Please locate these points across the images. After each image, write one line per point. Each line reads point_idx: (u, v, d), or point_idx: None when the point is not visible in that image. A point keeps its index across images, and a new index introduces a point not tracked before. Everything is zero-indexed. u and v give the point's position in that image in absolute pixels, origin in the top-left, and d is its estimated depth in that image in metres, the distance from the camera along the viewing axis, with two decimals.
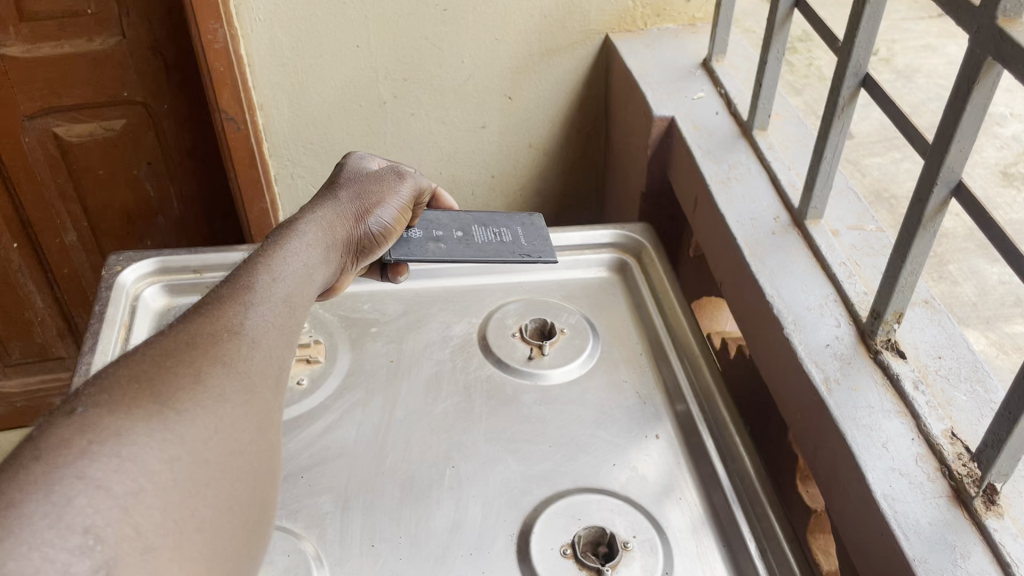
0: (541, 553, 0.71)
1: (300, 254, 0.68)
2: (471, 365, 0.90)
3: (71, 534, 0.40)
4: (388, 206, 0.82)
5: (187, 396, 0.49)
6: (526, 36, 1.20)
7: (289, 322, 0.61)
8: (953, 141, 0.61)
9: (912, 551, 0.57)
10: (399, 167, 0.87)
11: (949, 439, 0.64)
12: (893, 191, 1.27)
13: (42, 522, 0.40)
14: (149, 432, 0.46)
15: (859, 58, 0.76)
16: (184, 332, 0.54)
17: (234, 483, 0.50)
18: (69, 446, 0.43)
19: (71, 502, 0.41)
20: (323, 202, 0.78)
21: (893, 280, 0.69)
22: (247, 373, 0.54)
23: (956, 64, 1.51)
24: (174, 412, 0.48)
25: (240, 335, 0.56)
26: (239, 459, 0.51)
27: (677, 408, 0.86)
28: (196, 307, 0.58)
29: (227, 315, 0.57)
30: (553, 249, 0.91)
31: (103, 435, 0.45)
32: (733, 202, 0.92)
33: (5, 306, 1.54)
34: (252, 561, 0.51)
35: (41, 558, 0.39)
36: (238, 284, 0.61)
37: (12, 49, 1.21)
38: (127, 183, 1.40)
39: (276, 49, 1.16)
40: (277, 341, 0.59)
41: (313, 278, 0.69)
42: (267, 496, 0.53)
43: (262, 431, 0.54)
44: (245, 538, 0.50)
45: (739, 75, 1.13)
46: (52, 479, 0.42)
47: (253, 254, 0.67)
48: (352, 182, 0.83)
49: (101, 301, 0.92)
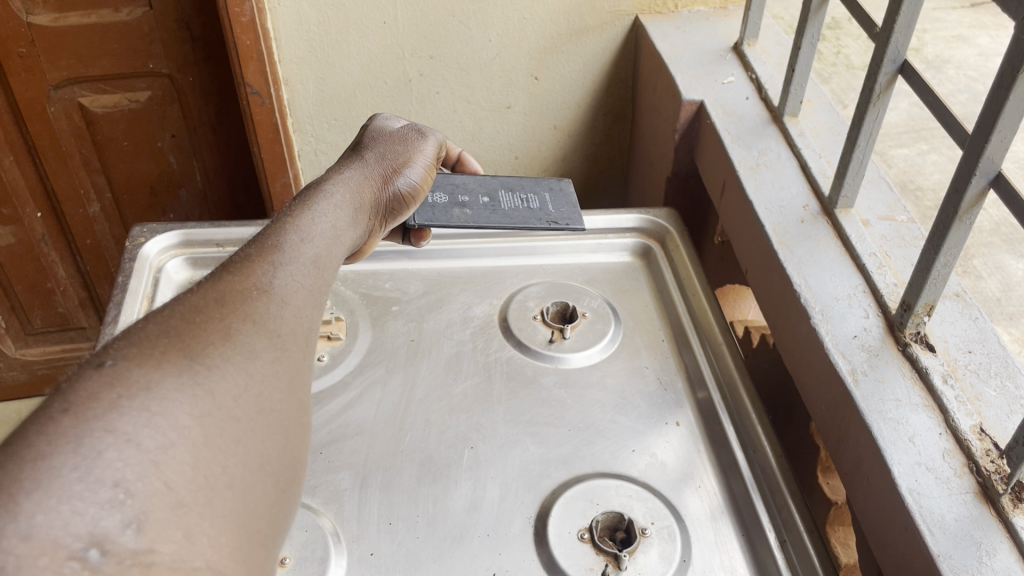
0: (558, 538, 0.71)
1: (328, 214, 0.68)
2: (491, 347, 0.90)
3: (101, 487, 0.39)
4: (416, 165, 0.82)
5: (216, 352, 0.49)
6: (555, 16, 1.19)
7: (318, 284, 0.61)
8: (994, 131, 0.60)
9: (936, 546, 0.56)
10: (426, 127, 0.87)
11: (977, 434, 0.63)
12: (919, 182, 1.25)
13: (72, 475, 0.39)
14: (180, 388, 0.45)
15: (898, 44, 0.74)
16: (211, 290, 0.53)
17: (265, 441, 0.49)
18: (98, 399, 0.42)
19: (100, 455, 0.40)
20: (350, 161, 0.78)
21: (925, 270, 0.67)
22: (278, 333, 0.54)
23: (987, 55, 1.48)
24: (204, 366, 0.47)
25: (269, 295, 0.55)
26: (269, 416, 0.50)
27: (698, 396, 0.85)
28: (224, 266, 0.57)
29: (255, 274, 0.56)
30: (581, 216, 0.90)
31: (133, 389, 0.44)
32: (762, 187, 0.90)
33: (28, 275, 1.55)
34: (283, 519, 0.50)
35: (71, 512, 0.38)
36: (267, 243, 0.60)
37: (40, 18, 1.22)
38: (151, 155, 1.40)
39: (303, 24, 1.15)
40: (307, 302, 0.58)
41: (342, 239, 0.68)
42: (297, 453, 0.53)
43: (292, 389, 0.53)
44: (277, 496, 0.49)
45: (770, 60, 1.12)
46: (82, 431, 0.41)
47: (280, 213, 0.66)
48: (378, 143, 0.82)
49: (124, 272, 0.92)
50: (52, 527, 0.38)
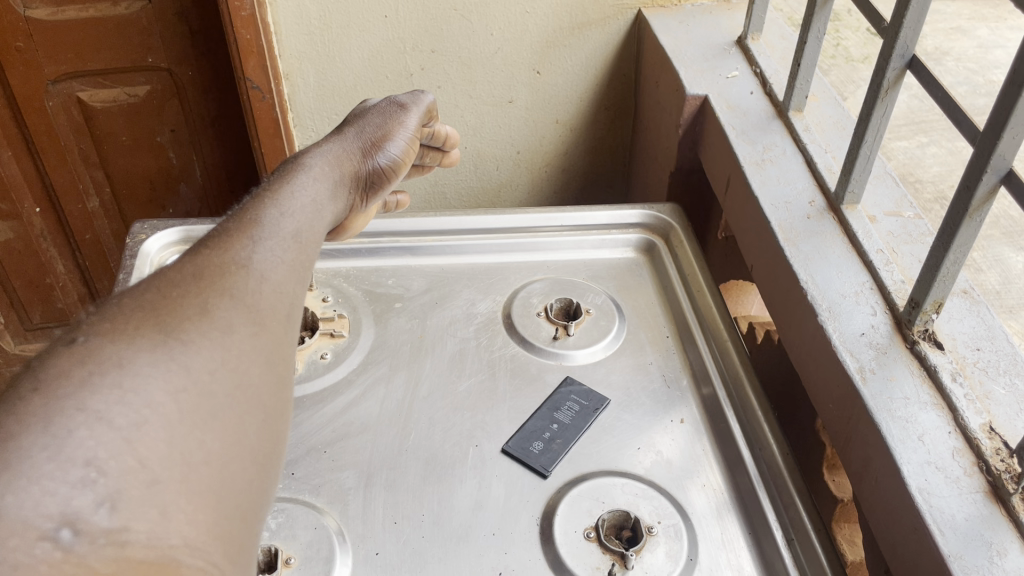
0: (564, 536, 0.71)
1: (307, 190, 0.67)
2: (495, 344, 0.89)
3: (72, 466, 0.38)
4: (396, 139, 0.81)
5: (192, 328, 0.47)
6: (558, 9, 1.18)
7: (301, 258, 0.59)
8: (1007, 127, 0.59)
9: (947, 546, 0.56)
10: (406, 100, 0.86)
11: (987, 433, 0.63)
12: (918, 174, 1.24)
13: (42, 455, 0.38)
14: (153, 363, 0.44)
15: (907, 40, 0.74)
16: (188, 264, 0.52)
17: (242, 418, 0.47)
18: (69, 376, 0.41)
19: (71, 434, 0.39)
20: (329, 136, 0.77)
21: (933, 268, 0.67)
22: (257, 308, 0.52)
23: (986, 47, 1.47)
24: (180, 341, 0.46)
25: (248, 269, 0.54)
26: (247, 392, 0.48)
27: (703, 392, 0.84)
28: (202, 240, 0.56)
29: (233, 248, 0.55)
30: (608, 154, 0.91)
31: (105, 365, 0.42)
32: (767, 183, 0.90)
33: (27, 270, 1.54)
34: (266, 496, 0.48)
35: (41, 492, 0.37)
36: (246, 218, 0.59)
37: (37, 12, 1.21)
38: (151, 149, 1.39)
39: (303, 16, 1.14)
40: (288, 277, 0.56)
41: (322, 214, 0.67)
42: (278, 428, 0.50)
43: (271, 364, 0.51)
44: (258, 472, 0.47)
45: (775, 53, 1.11)
46: (52, 410, 0.39)
47: (260, 190, 0.65)
48: (356, 119, 0.82)
49: (125, 269, 0.91)
50: (22, 508, 0.37)
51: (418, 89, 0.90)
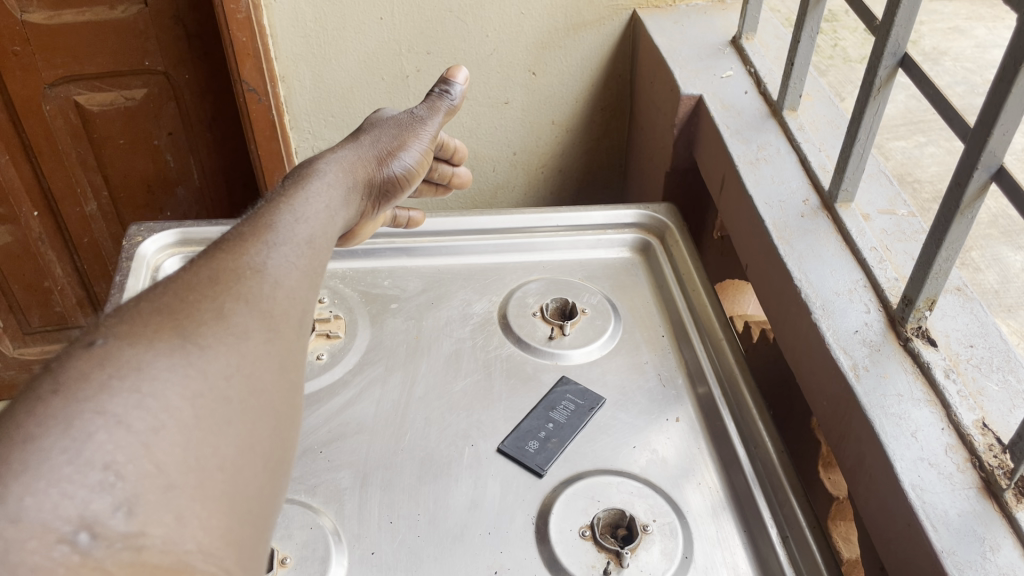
0: (559, 535, 0.71)
1: (320, 195, 0.67)
2: (491, 344, 0.89)
3: (91, 470, 0.38)
4: (411, 148, 0.81)
5: (208, 332, 0.47)
6: (552, 10, 1.18)
7: (313, 263, 0.59)
8: (997, 124, 0.60)
9: (940, 542, 0.56)
10: (424, 108, 0.85)
11: (980, 430, 0.63)
12: (917, 174, 1.24)
13: (61, 458, 0.38)
14: (171, 367, 0.44)
15: (898, 37, 0.74)
16: (203, 268, 0.52)
17: (256, 422, 0.47)
18: (88, 379, 0.42)
19: (91, 437, 0.39)
20: (343, 142, 0.78)
21: (926, 265, 0.67)
22: (270, 311, 0.52)
23: (984, 47, 1.47)
24: (196, 346, 0.46)
25: (262, 274, 0.54)
26: (261, 397, 0.48)
27: (698, 391, 0.85)
28: (217, 244, 0.56)
29: (248, 253, 0.55)
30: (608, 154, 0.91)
31: (124, 369, 0.43)
32: (761, 183, 0.90)
33: (26, 274, 1.54)
34: (276, 500, 0.48)
35: (60, 495, 0.37)
36: (261, 223, 0.59)
37: (34, 16, 1.21)
38: (148, 153, 1.39)
39: (299, 19, 1.15)
40: (301, 282, 0.57)
41: (336, 219, 0.67)
42: (288, 433, 0.50)
43: (283, 369, 0.51)
44: (268, 478, 0.47)
45: (769, 53, 1.11)
46: (71, 413, 0.40)
47: (276, 195, 0.65)
48: (374, 127, 0.82)
49: (122, 270, 0.92)
50: (41, 510, 0.37)
51: (441, 91, 0.87)
